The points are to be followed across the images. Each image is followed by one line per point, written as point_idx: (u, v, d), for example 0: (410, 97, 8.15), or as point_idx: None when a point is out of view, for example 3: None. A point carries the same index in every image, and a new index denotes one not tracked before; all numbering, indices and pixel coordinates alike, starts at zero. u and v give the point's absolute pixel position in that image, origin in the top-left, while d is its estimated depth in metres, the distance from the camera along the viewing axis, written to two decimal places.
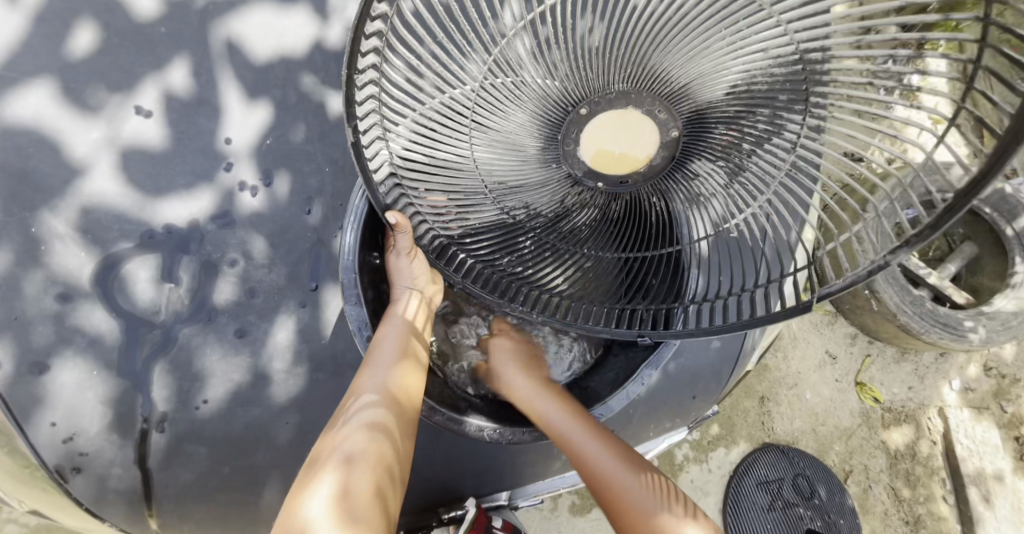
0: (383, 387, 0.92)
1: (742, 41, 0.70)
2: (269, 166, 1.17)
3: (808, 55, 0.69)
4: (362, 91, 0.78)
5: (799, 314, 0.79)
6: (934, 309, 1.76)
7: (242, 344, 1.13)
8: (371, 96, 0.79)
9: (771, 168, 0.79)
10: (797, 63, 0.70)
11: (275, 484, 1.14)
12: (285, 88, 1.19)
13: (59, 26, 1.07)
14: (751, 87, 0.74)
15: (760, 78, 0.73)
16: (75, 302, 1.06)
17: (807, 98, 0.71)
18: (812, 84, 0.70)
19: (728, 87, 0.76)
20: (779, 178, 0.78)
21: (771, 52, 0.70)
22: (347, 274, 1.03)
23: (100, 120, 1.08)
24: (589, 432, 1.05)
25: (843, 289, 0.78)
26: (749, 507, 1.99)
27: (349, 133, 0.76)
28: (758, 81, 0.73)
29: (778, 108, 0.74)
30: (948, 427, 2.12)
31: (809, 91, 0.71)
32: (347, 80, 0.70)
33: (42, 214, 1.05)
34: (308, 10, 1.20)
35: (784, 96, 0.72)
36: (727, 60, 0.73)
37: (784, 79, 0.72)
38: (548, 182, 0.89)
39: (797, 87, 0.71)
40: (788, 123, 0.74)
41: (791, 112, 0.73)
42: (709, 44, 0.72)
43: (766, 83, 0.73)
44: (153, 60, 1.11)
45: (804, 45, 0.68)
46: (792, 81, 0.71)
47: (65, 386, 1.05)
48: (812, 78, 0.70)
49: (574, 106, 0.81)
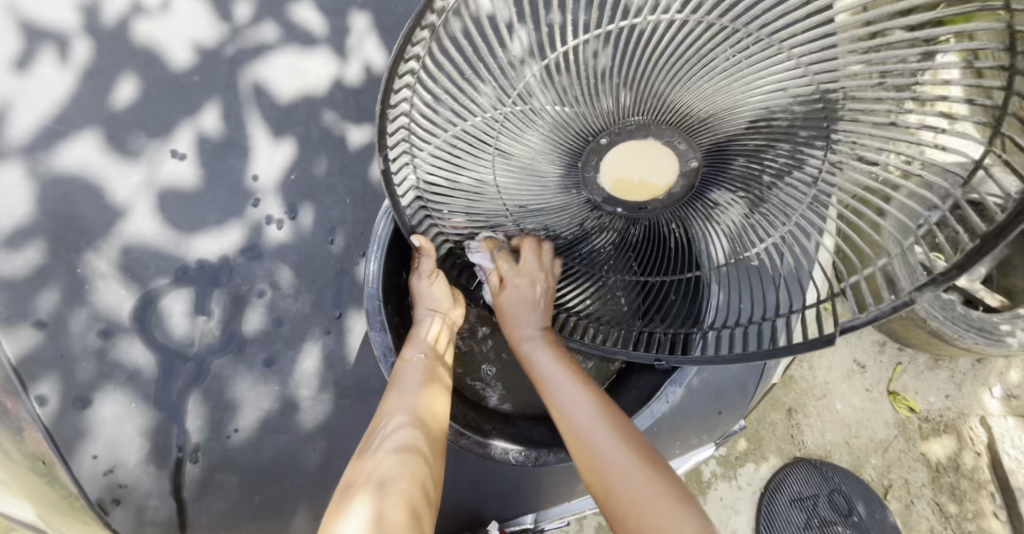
0: (414, 410, 0.93)
1: (756, 76, 0.69)
2: (294, 200, 1.22)
3: (829, 94, 0.68)
4: (393, 122, 0.82)
5: (820, 346, 0.77)
6: (967, 313, 1.70)
7: (270, 373, 1.17)
8: (402, 126, 0.82)
9: (792, 202, 0.78)
10: (817, 101, 0.69)
11: (305, 511, 1.15)
12: (307, 125, 1.24)
13: (102, 79, 1.14)
14: (771, 122, 0.73)
15: (780, 115, 0.71)
16: (115, 337, 1.11)
17: (828, 134, 0.71)
18: (831, 120, 0.69)
19: (749, 124, 0.74)
20: (801, 212, 0.78)
21: (789, 90, 0.69)
22: (371, 301, 1.06)
23: (139, 164, 1.15)
24: (581, 392, 0.97)
25: (865, 325, 0.77)
26: (784, 525, 1.92)
27: (380, 161, 0.82)
28: (776, 117, 0.72)
29: (798, 143, 0.73)
30: (993, 438, 2.04)
31: (830, 128, 0.70)
32: (380, 113, 0.75)
33: (87, 255, 1.11)
34: (327, 51, 1.25)
35: (804, 132, 0.72)
36: (746, 93, 0.71)
37: (804, 116, 0.71)
38: (569, 206, 0.90)
39: (818, 124, 0.70)
40: (809, 158, 0.74)
41: (812, 148, 0.73)
42: (729, 80, 0.71)
43: (786, 119, 0.72)
44: (186, 106, 1.18)
45: (823, 85, 0.67)
46: (813, 119, 0.70)
47: (106, 418, 1.09)
48: (833, 116, 0.69)
49: (593, 136, 0.79)
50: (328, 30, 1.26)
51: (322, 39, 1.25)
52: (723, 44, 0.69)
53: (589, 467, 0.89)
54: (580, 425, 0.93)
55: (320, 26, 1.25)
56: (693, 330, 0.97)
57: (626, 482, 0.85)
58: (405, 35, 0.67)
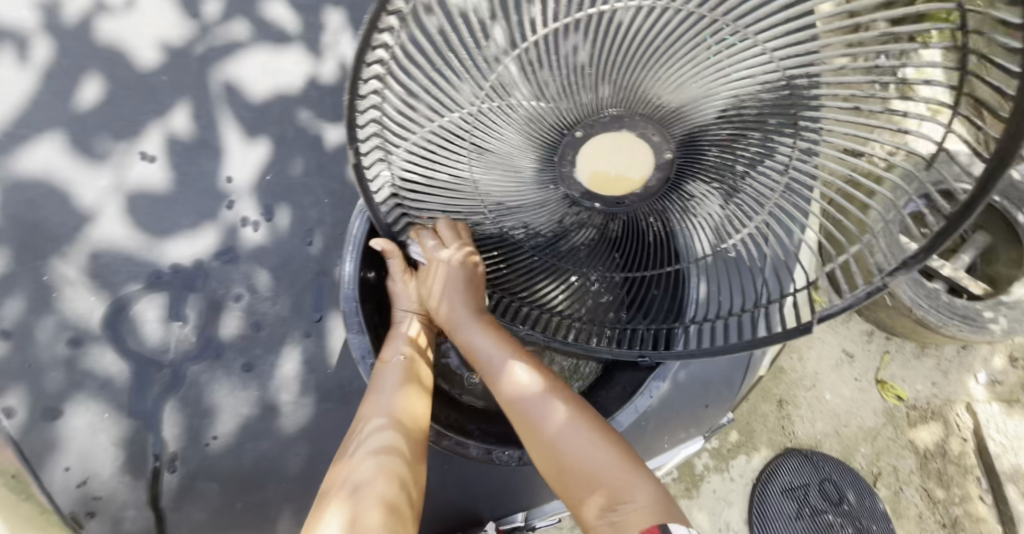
0: (389, 412, 0.91)
1: (726, 67, 0.68)
2: (270, 202, 1.19)
3: (796, 80, 0.67)
4: (363, 115, 0.78)
5: (798, 336, 0.77)
6: (952, 301, 1.70)
7: (249, 378, 1.14)
8: (372, 120, 0.80)
9: (765, 191, 0.79)
10: (784, 88, 0.68)
11: (290, 515, 1.13)
12: (282, 125, 1.21)
13: (66, 81, 1.11)
14: (741, 112, 0.72)
15: (749, 103, 0.71)
16: (86, 345, 1.08)
17: (795, 122, 0.70)
18: (799, 108, 0.69)
19: (722, 114, 0.73)
20: (774, 198, 0.79)
21: (758, 78, 0.68)
22: (348, 303, 1.04)
23: (106, 168, 1.12)
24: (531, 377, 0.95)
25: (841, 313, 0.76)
26: (775, 515, 1.93)
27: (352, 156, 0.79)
28: (746, 106, 0.71)
29: (768, 131, 0.72)
30: (978, 423, 2.06)
31: (797, 114, 0.69)
32: (348, 106, 0.72)
33: (54, 262, 1.08)
34: (301, 48, 1.23)
35: (773, 120, 0.71)
36: (717, 82, 0.70)
37: (772, 104, 0.70)
38: (546, 202, 0.88)
39: (785, 111, 0.69)
40: (779, 147, 0.73)
41: (781, 136, 0.72)
42: (701, 72, 0.69)
43: (755, 108, 0.71)
44: (154, 106, 1.15)
45: (790, 72, 0.66)
46: (780, 105, 0.69)
47: (78, 429, 1.06)
48: (799, 103, 0.68)
49: (569, 128, 0.77)
50: (301, 27, 1.23)
51: (296, 36, 1.23)
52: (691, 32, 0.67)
53: (546, 454, 0.89)
54: (543, 416, 0.90)
55: (292, 22, 1.22)
56: (674, 325, 0.98)
57: (589, 466, 0.85)
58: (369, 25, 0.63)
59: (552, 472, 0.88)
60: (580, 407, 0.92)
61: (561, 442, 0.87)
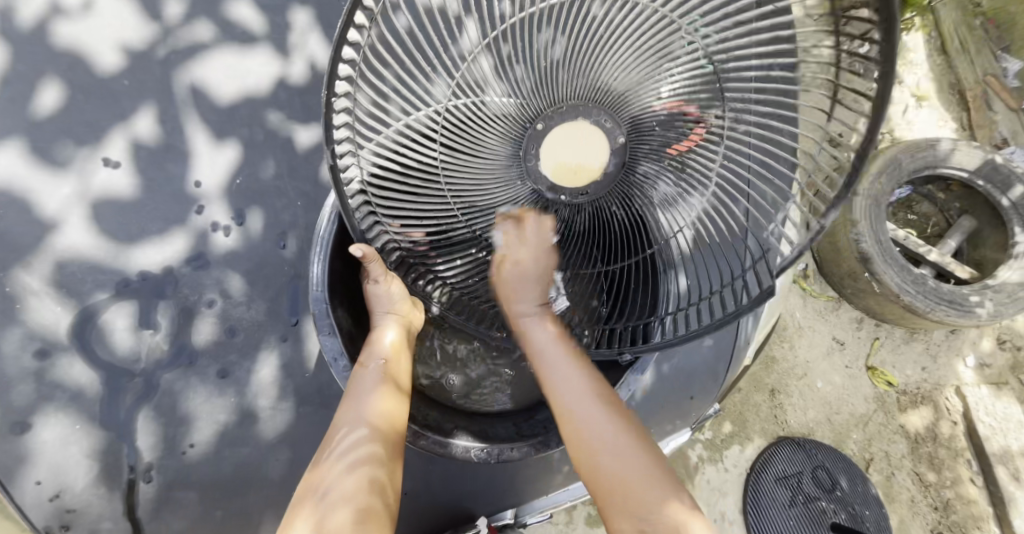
0: (364, 418, 0.90)
1: (663, 48, 0.71)
2: (241, 206, 1.18)
3: (715, 56, 0.70)
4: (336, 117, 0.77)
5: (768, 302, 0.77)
6: (937, 286, 1.72)
7: (225, 385, 1.13)
8: (345, 123, 0.78)
9: (706, 165, 0.77)
10: (705, 64, 0.71)
11: (273, 520, 1.12)
12: (251, 127, 1.19)
13: (24, 88, 1.09)
14: (675, 89, 0.73)
15: (685, 89, 0.73)
16: (54, 357, 1.06)
17: (722, 95, 0.72)
18: (721, 81, 0.71)
19: (664, 100, 0.74)
20: (717, 178, 0.77)
21: (682, 56, 0.71)
22: (319, 304, 1.03)
23: (69, 175, 1.10)
24: (575, 371, 0.90)
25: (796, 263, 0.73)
26: (769, 504, 1.93)
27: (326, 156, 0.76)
28: (685, 93, 0.73)
29: (699, 106, 0.73)
30: (967, 406, 2.08)
31: (722, 88, 0.71)
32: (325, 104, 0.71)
33: (18, 272, 1.06)
34: (268, 49, 1.21)
35: (702, 94, 0.72)
36: (660, 71, 0.73)
37: (696, 80, 0.72)
38: (517, 202, 0.86)
39: (710, 85, 0.72)
40: (710, 120, 0.74)
41: (709, 109, 0.73)
42: (637, 54, 0.72)
43: (687, 86, 0.73)
44: (117, 111, 1.13)
45: (709, 49, 0.70)
46: (704, 81, 0.72)
47: (49, 442, 1.05)
48: (720, 78, 0.71)
49: (531, 122, 0.78)
50: (267, 27, 1.21)
51: (262, 36, 1.21)
52: (633, 18, 0.71)
53: (577, 447, 0.86)
54: (587, 415, 0.86)
55: (258, 23, 1.21)
56: (651, 318, 0.95)
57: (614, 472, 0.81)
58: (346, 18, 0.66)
59: (585, 472, 0.84)
60: (619, 412, 0.88)
61: (595, 444, 0.84)
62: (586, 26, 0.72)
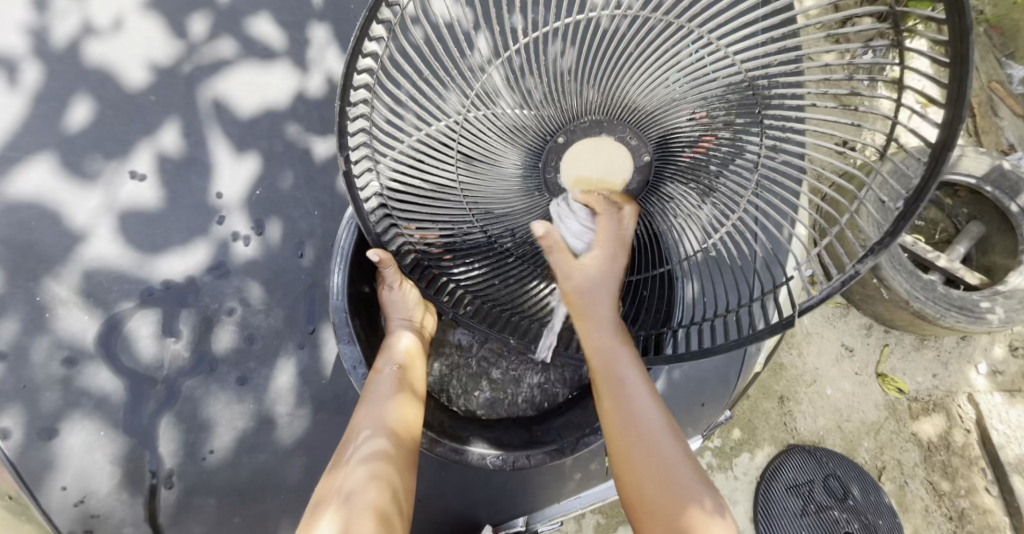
0: (379, 422, 0.91)
1: (699, 70, 0.73)
2: (261, 215, 1.20)
3: (757, 82, 0.72)
4: (353, 124, 0.81)
5: (781, 330, 0.77)
6: (948, 292, 1.72)
7: (244, 392, 1.15)
8: (362, 129, 0.81)
9: (738, 189, 0.79)
10: (747, 90, 0.73)
11: (291, 525, 1.14)
12: (271, 139, 1.23)
13: (55, 105, 1.13)
14: (710, 112, 0.75)
15: (716, 105, 0.74)
16: (80, 364, 1.09)
17: (760, 121, 0.74)
18: (763, 106, 0.73)
19: (694, 117, 0.76)
20: (745, 198, 0.78)
21: (721, 80, 0.73)
22: (338, 313, 1.06)
23: (97, 188, 1.13)
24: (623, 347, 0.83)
25: (821, 303, 0.76)
26: (781, 512, 1.93)
27: (343, 164, 0.77)
28: (713, 108, 0.74)
29: (737, 130, 0.75)
30: (980, 414, 2.06)
31: (762, 114, 0.73)
32: (339, 115, 0.72)
33: (47, 282, 1.09)
34: (288, 64, 1.24)
35: (741, 119, 0.74)
36: (686, 92, 0.75)
37: (737, 104, 0.73)
38: (533, 209, 0.89)
39: (750, 110, 0.73)
40: (748, 145, 0.76)
41: (749, 134, 0.75)
42: (669, 74, 0.74)
43: (724, 109, 0.74)
44: (143, 125, 1.16)
45: (751, 74, 0.71)
46: (745, 106, 0.73)
47: (75, 448, 1.07)
48: (763, 103, 0.73)
49: (551, 135, 0.81)
50: (287, 43, 1.25)
51: (282, 52, 1.24)
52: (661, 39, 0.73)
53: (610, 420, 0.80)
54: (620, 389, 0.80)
55: (278, 39, 1.24)
56: (663, 329, 0.95)
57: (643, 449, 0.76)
58: (361, 30, 0.65)
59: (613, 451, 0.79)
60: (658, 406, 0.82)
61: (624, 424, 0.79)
62: (600, 38, 0.73)
